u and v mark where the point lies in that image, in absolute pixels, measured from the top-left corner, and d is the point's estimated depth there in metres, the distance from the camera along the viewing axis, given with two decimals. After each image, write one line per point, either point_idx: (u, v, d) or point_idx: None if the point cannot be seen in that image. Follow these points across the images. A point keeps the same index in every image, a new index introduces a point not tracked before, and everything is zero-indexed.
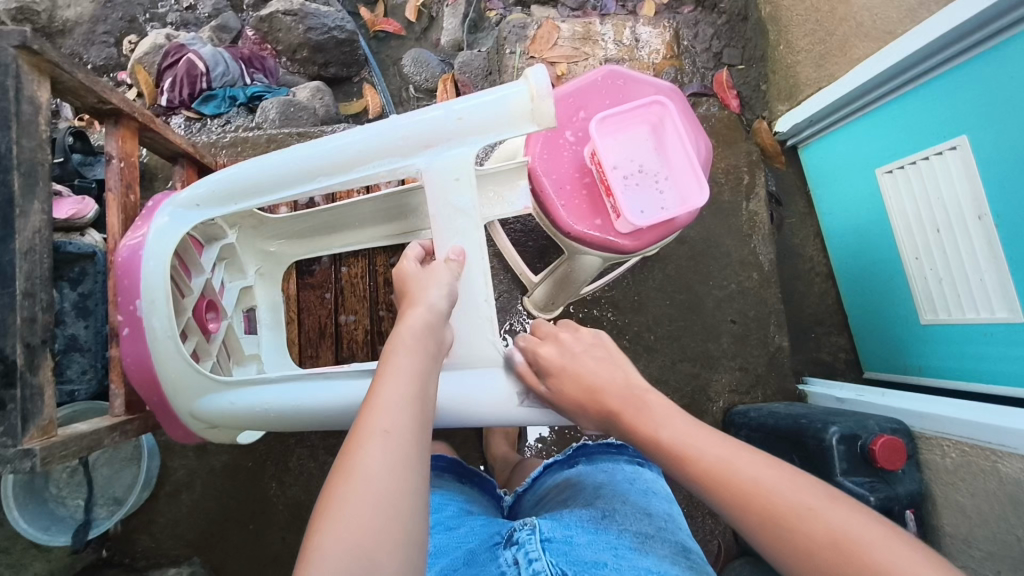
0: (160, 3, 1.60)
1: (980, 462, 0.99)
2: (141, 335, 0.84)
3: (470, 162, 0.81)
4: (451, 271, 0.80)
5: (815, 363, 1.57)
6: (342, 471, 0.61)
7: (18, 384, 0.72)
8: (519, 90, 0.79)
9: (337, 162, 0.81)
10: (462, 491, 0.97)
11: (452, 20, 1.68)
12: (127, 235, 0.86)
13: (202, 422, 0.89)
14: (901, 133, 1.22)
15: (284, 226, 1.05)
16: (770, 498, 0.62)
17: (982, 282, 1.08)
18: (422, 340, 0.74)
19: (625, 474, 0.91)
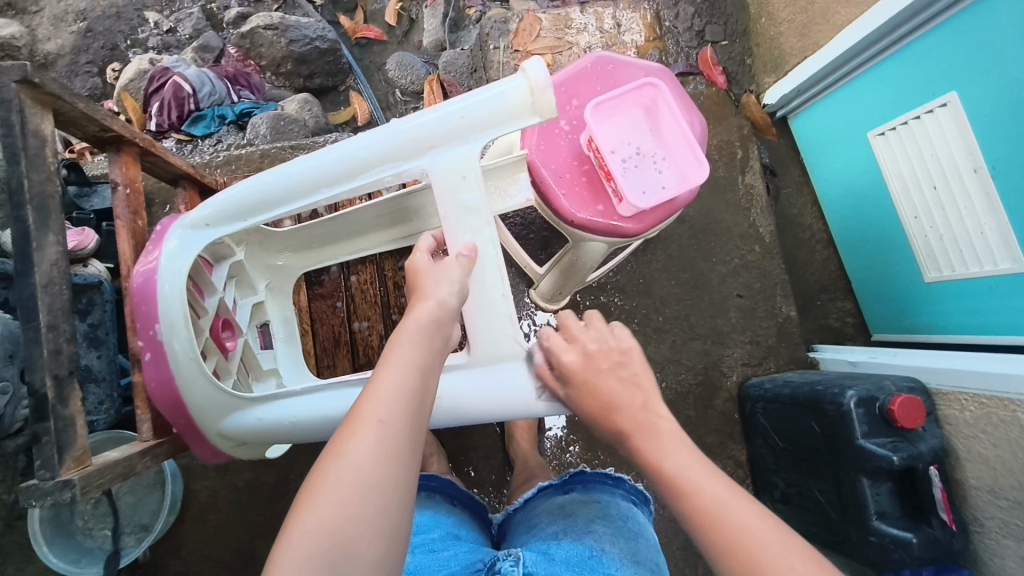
0: (139, 29, 1.60)
1: (1000, 412, 1.00)
2: (163, 359, 0.84)
3: (474, 160, 0.80)
4: (462, 266, 0.79)
5: (824, 330, 1.58)
6: (331, 455, 0.61)
7: (51, 416, 0.72)
8: (518, 84, 0.79)
9: (342, 171, 0.82)
10: (451, 513, 0.95)
11: (433, 20, 1.67)
12: (140, 259, 0.86)
13: (230, 440, 0.89)
14: (891, 95, 1.23)
15: (291, 237, 1.04)
16: (722, 519, 0.63)
17: (982, 236, 1.09)
18: (425, 333, 0.73)
19: (619, 511, 0.88)
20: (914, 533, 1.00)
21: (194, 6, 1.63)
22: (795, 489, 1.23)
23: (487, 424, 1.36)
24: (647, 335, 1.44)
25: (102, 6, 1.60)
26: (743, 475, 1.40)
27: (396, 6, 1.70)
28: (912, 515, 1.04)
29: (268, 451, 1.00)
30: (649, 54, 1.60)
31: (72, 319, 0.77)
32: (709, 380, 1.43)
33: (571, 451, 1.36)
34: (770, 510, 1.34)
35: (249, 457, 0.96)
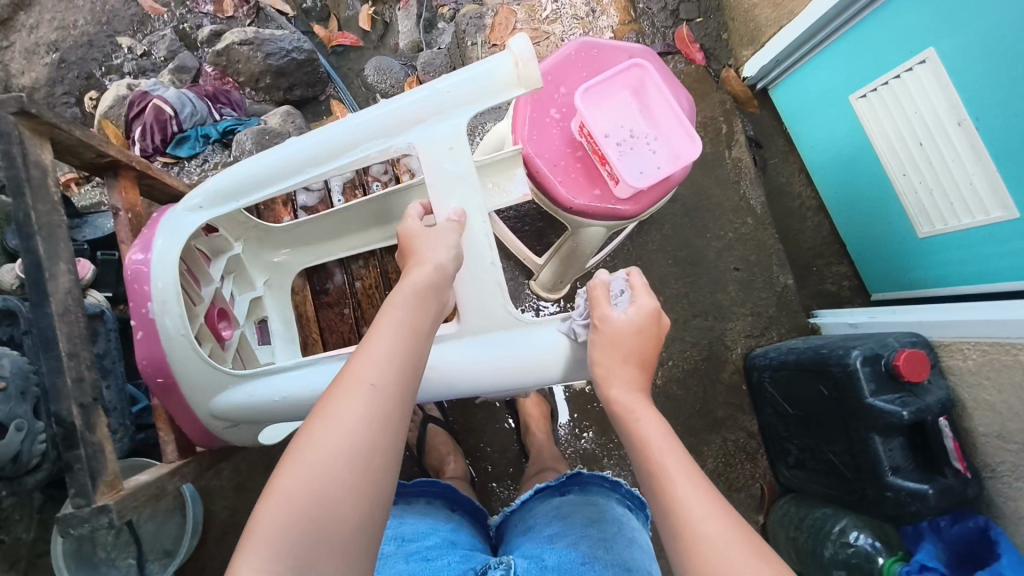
0: (114, 55, 1.59)
1: (1002, 357, 1.02)
2: (156, 337, 0.83)
3: (463, 131, 0.81)
4: (454, 231, 0.80)
5: (822, 295, 1.60)
6: (320, 415, 0.62)
7: (81, 443, 0.72)
8: (502, 62, 0.80)
9: (331, 150, 0.82)
10: (450, 519, 0.94)
11: (407, 23, 1.67)
12: (136, 245, 0.85)
13: (223, 421, 0.88)
14: (869, 57, 1.24)
15: (288, 234, 1.09)
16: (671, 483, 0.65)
17: (972, 186, 1.11)
18: (418, 298, 0.74)
19: (615, 515, 0.87)
20: (929, 484, 1.02)
21: (167, 28, 1.62)
22: (809, 453, 1.25)
23: (499, 419, 1.37)
24: None
25: (73, 36, 1.59)
26: (756, 445, 1.42)
27: (369, 11, 1.70)
28: (925, 467, 1.06)
29: (260, 435, 0.98)
30: (626, 37, 1.63)
31: (90, 345, 0.77)
32: (714, 355, 1.44)
33: (585, 437, 1.38)
34: (785, 477, 1.36)
35: (240, 441, 0.94)
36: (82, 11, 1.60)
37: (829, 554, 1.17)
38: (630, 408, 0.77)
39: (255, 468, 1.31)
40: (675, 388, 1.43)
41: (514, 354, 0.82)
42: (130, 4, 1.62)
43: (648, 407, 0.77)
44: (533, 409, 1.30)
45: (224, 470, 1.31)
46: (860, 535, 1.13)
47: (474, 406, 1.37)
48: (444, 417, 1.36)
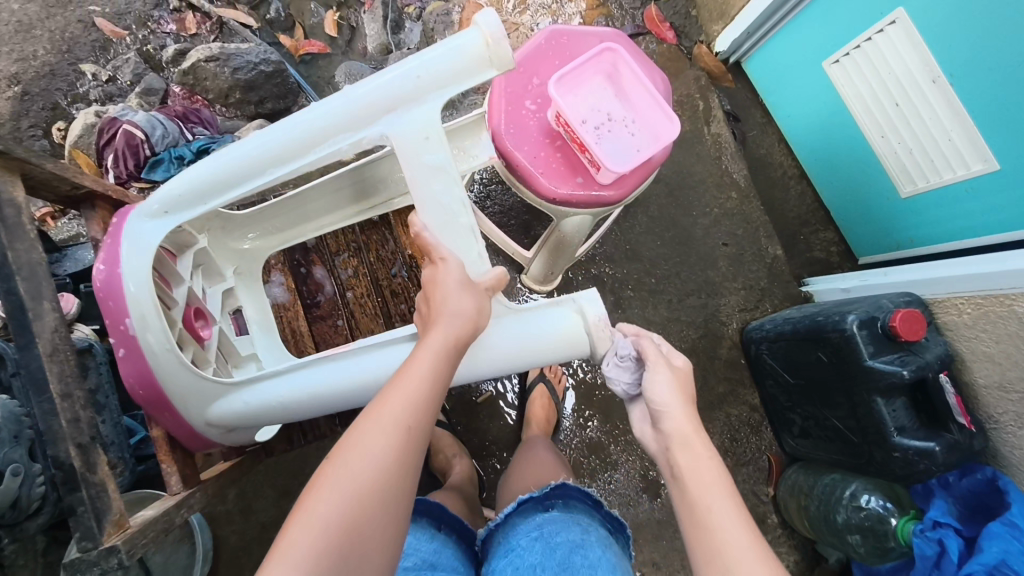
0: (78, 83, 1.56)
1: (996, 309, 1.02)
2: (139, 354, 0.79)
3: (437, 119, 0.77)
4: (473, 295, 0.75)
5: (811, 263, 1.60)
6: (354, 448, 0.61)
7: (82, 485, 0.71)
8: (472, 38, 0.75)
9: (299, 144, 0.78)
10: (435, 538, 0.89)
11: (373, 25, 1.66)
12: (101, 257, 0.80)
13: (219, 428, 0.85)
14: (838, 22, 1.24)
15: (256, 218, 0.99)
16: (728, 546, 0.58)
17: (951, 142, 1.11)
18: (448, 350, 0.71)
19: (598, 535, 0.85)
20: (936, 441, 1.02)
21: (130, 51, 1.59)
22: (813, 421, 1.26)
23: (501, 416, 1.37)
24: (643, 299, 1.44)
25: (34, 67, 1.55)
26: (759, 418, 1.42)
27: (334, 16, 1.69)
28: (930, 424, 1.07)
29: (257, 434, 0.96)
30: (596, 21, 1.63)
31: (83, 384, 0.75)
32: (710, 332, 1.45)
33: (590, 426, 1.38)
34: (791, 446, 1.37)
35: (234, 443, 0.91)
36: (41, 40, 1.57)
37: (841, 519, 1.18)
38: (682, 442, 0.68)
39: (261, 489, 1.30)
40: None
41: (515, 337, 0.80)
42: (90, 30, 1.58)
43: (701, 443, 0.68)
44: (538, 410, 1.29)
45: (229, 494, 1.29)
46: (871, 499, 1.13)
47: (475, 405, 1.37)
48: (447, 419, 1.35)
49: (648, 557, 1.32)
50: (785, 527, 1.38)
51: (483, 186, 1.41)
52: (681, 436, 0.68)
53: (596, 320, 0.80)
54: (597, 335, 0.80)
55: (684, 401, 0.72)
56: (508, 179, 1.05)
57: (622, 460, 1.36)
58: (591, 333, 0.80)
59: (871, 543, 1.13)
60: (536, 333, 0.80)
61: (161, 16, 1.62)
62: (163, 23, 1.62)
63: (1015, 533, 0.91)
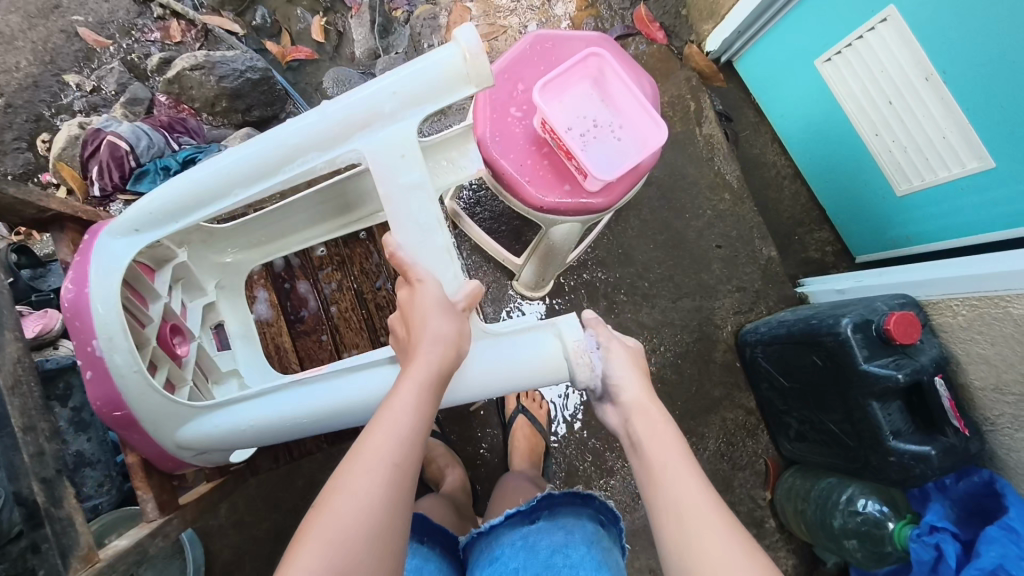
0: (62, 94, 1.54)
1: (991, 311, 1.01)
2: (106, 375, 0.75)
3: (414, 136, 0.76)
4: (453, 317, 0.74)
5: (807, 263, 1.58)
6: (341, 490, 0.60)
7: (47, 522, 0.69)
8: (450, 55, 0.74)
9: (272, 161, 0.76)
10: (419, 557, 0.87)
11: (361, 30, 1.64)
12: (68, 276, 0.77)
13: (191, 451, 0.82)
14: (829, 21, 1.23)
15: (237, 232, 0.98)
16: (679, 493, 0.65)
17: (946, 140, 1.10)
18: (431, 383, 0.70)
19: (585, 535, 0.84)
20: (931, 445, 1.01)
21: (114, 60, 1.57)
22: (809, 425, 1.24)
23: (494, 425, 1.36)
24: (636, 303, 1.42)
25: (17, 79, 1.54)
26: (756, 421, 1.41)
27: (321, 22, 1.68)
28: (926, 429, 1.05)
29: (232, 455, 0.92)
30: (584, 23, 1.62)
31: (48, 415, 0.74)
32: (704, 335, 1.43)
33: (585, 434, 1.36)
34: (789, 450, 1.35)
35: (210, 465, 0.88)
36: (24, 52, 1.55)
37: (838, 524, 1.17)
38: (642, 415, 0.76)
39: (253, 502, 1.29)
40: (670, 373, 1.41)
41: (496, 358, 0.78)
42: (73, 40, 1.57)
43: (657, 413, 0.76)
44: (521, 443, 1.27)
45: (220, 508, 1.28)
46: (868, 503, 1.12)
47: (468, 414, 1.36)
48: (440, 428, 1.34)
49: (646, 563, 1.31)
50: (783, 532, 1.37)
51: (472, 193, 1.40)
52: (639, 407, 0.77)
53: (574, 345, 0.78)
54: (576, 360, 0.78)
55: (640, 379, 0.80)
56: (495, 187, 1.03)
57: (618, 466, 1.35)
58: (571, 360, 0.78)
59: (869, 548, 1.12)
60: (518, 356, 0.78)
61: (145, 25, 1.60)
62: (148, 31, 1.60)
63: (1013, 537, 0.90)
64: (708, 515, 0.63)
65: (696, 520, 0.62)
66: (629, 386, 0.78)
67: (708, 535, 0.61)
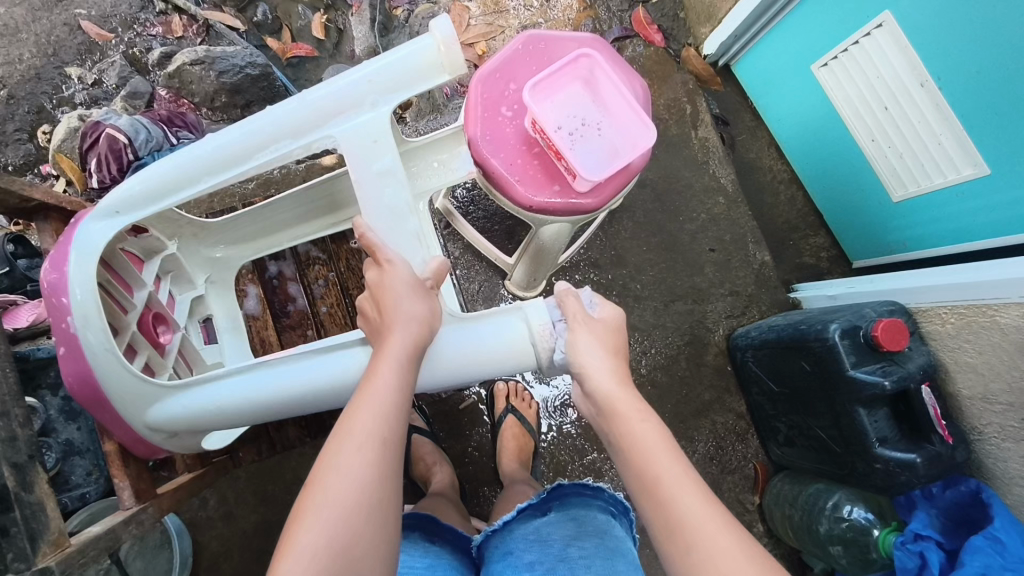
0: (63, 86, 1.56)
1: (978, 319, 1.01)
2: (79, 352, 0.76)
3: (387, 124, 0.77)
4: (421, 296, 0.74)
5: (801, 269, 1.58)
6: (331, 470, 0.60)
7: (16, 506, 0.69)
8: (425, 45, 0.75)
9: (249, 146, 0.77)
10: (430, 552, 0.86)
11: (361, 28, 1.65)
12: (49, 259, 0.77)
13: (164, 433, 0.82)
14: (827, 25, 1.23)
15: (226, 228, 0.99)
16: (670, 492, 0.64)
17: (941, 146, 1.10)
18: (408, 361, 0.70)
19: (597, 525, 0.84)
20: (917, 453, 1.00)
21: (116, 54, 1.59)
22: (797, 430, 1.24)
23: (482, 422, 1.36)
24: (628, 305, 1.42)
25: (19, 70, 1.56)
26: (745, 426, 1.41)
27: (322, 19, 1.68)
28: (912, 436, 1.05)
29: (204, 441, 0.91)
30: (583, 24, 1.62)
31: (22, 402, 0.75)
32: (696, 339, 1.43)
33: (573, 434, 1.37)
34: (777, 455, 1.36)
35: (185, 448, 0.88)
36: (27, 44, 1.57)
37: (823, 530, 1.17)
38: (620, 404, 0.73)
39: (242, 495, 1.30)
40: (661, 376, 1.41)
41: (465, 343, 0.78)
42: (76, 33, 1.58)
43: (635, 402, 0.73)
44: (510, 442, 1.27)
45: (209, 500, 1.29)
46: (854, 509, 1.12)
47: (457, 411, 1.37)
48: (428, 426, 1.34)
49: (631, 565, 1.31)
50: (771, 537, 1.37)
51: (466, 192, 1.40)
52: (615, 397, 0.73)
53: (540, 329, 0.78)
54: (542, 344, 0.78)
55: (611, 360, 0.77)
56: (485, 186, 1.04)
57: (606, 467, 1.36)
58: (537, 343, 0.78)
59: (853, 554, 1.12)
60: (487, 339, 0.78)
61: (147, 19, 1.62)
62: (149, 26, 1.62)
63: (997, 547, 0.89)
64: (702, 517, 0.62)
65: (686, 521, 0.62)
66: (599, 370, 0.75)
67: (702, 536, 0.61)
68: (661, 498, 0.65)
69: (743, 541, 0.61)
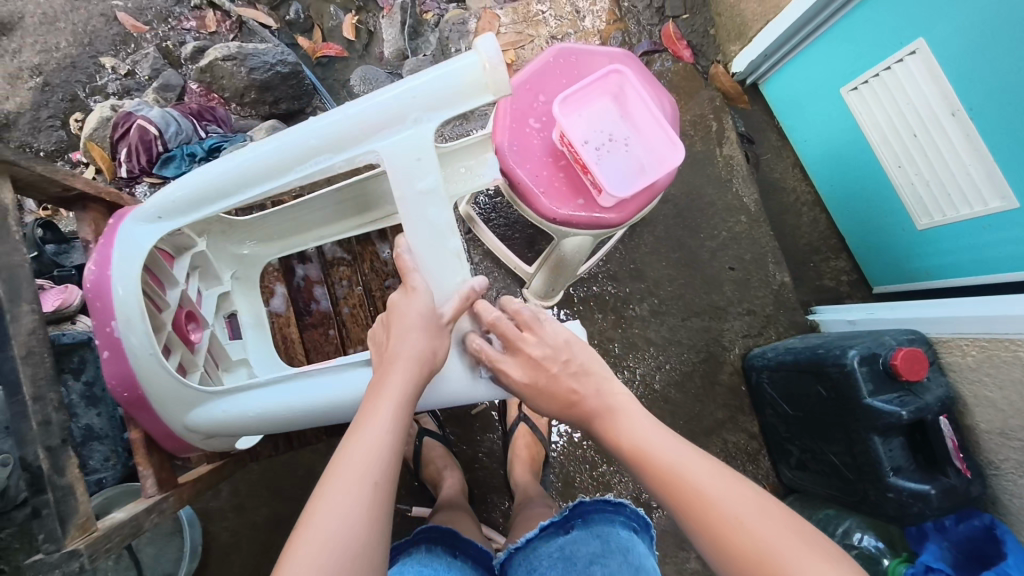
0: (97, 76, 1.58)
1: (1001, 354, 1.00)
2: (122, 355, 0.78)
3: (430, 139, 0.77)
4: (429, 335, 0.75)
5: (821, 291, 1.57)
6: (321, 512, 0.60)
7: (48, 488, 0.71)
8: (470, 62, 0.75)
9: (289, 158, 0.77)
10: (452, 567, 0.86)
11: (391, 30, 1.66)
12: (91, 258, 0.79)
13: (199, 433, 0.85)
14: (859, 49, 1.23)
15: (256, 226, 1.01)
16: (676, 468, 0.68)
17: (968, 176, 1.09)
18: (403, 403, 0.70)
19: (619, 542, 0.82)
20: (931, 485, 1.00)
21: (150, 46, 1.61)
22: (810, 454, 1.23)
23: (494, 428, 1.37)
24: (645, 319, 1.42)
25: (56, 58, 1.58)
26: (758, 446, 1.40)
27: (353, 20, 1.70)
28: (928, 468, 1.04)
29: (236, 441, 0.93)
30: (612, 36, 1.61)
31: (57, 386, 0.76)
32: (712, 356, 1.43)
33: (583, 446, 1.37)
34: (787, 478, 1.35)
35: (214, 448, 0.90)
36: (64, 33, 1.59)
37: None
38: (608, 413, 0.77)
39: (254, 488, 1.31)
40: (674, 392, 1.41)
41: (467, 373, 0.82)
42: (112, 24, 1.61)
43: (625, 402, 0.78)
44: (522, 451, 1.27)
45: (222, 491, 1.30)
46: (865, 537, 1.14)
47: (469, 417, 1.37)
48: (440, 429, 1.35)
49: None
50: None
51: (489, 199, 1.42)
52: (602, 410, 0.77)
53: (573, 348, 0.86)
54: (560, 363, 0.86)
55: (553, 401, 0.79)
56: (509, 196, 1.04)
57: (614, 480, 1.36)
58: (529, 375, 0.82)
59: None
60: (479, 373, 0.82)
61: (181, 13, 1.64)
62: (183, 20, 1.64)
63: None
64: (711, 477, 0.66)
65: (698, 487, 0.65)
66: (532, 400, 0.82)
67: (711, 491, 0.65)
68: (668, 477, 0.68)
69: (743, 487, 0.65)
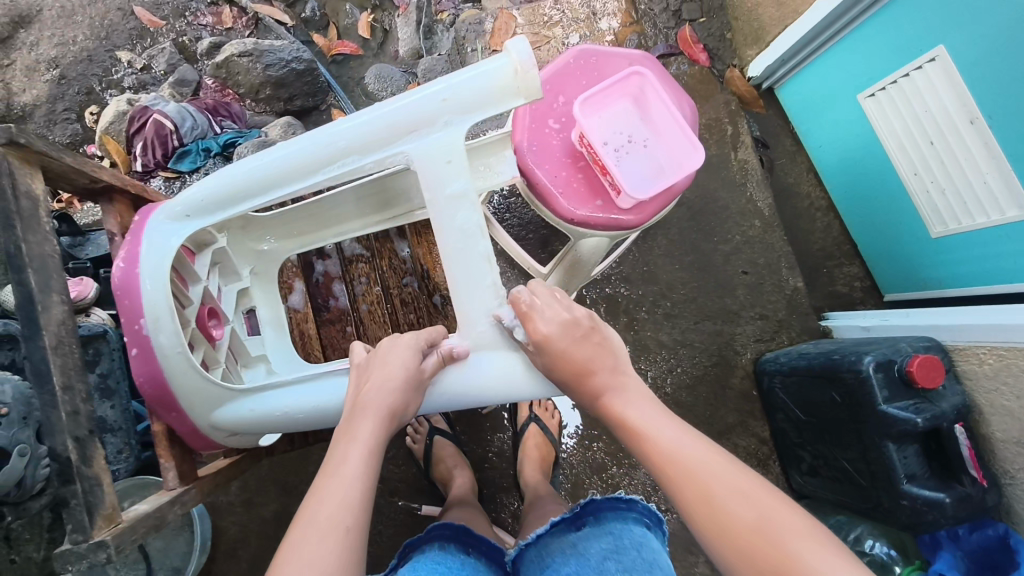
0: (113, 70, 1.59)
1: (1020, 362, 1.00)
2: (150, 354, 0.79)
3: (461, 142, 0.76)
4: (405, 389, 0.75)
5: (833, 297, 1.56)
6: (292, 559, 0.60)
7: (76, 479, 0.71)
8: (502, 65, 0.74)
9: (317, 160, 0.77)
10: (466, 564, 0.86)
11: (406, 29, 1.67)
12: (120, 256, 0.80)
13: (224, 431, 0.85)
14: (877, 56, 1.22)
15: (276, 223, 1.01)
16: (680, 458, 0.66)
17: (985, 186, 1.08)
18: (375, 450, 0.71)
19: (632, 539, 0.81)
20: (945, 493, 0.99)
21: (166, 41, 1.61)
22: (822, 460, 1.22)
23: (503, 428, 1.37)
24: (658, 322, 1.42)
25: (72, 52, 1.59)
26: (768, 451, 1.40)
27: (369, 18, 1.70)
28: (943, 475, 1.04)
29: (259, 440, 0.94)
30: (628, 39, 1.61)
31: (84, 376, 0.76)
32: (724, 360, 1.42)
33: (594, 447, 1.36)
34: (796, 483, 1.34)
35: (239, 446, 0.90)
36: (81, 26, 1.60)
37: None
38: (613, 396, 0.74)
39: (264, 483, 1.31)
40: (685, 396, 1.40)
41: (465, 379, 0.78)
42: (129, 18, 1.62)
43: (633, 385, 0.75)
44: (532, 452, 1.27)
45: (232, 486, 1.31)
46: (876, 545, 1.14)
47: (479, 418, 1.37)
48: (451, 428, 1.35)
49: None
50: None
51: (503, 199, 1.42)
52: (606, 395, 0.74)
53: None
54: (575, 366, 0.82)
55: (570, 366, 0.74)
56: (527, 196, 1.03)
57: (623, 482, 1.36)
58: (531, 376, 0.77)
59: None
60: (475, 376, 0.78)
61: (197, 8, 1.65)
62: (200, 15, 1.65)
63: None
64: (717, 469, 0.65)
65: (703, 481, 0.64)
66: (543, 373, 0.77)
67: (716, 485, 0.63)
68: (673, 466, 0.66)
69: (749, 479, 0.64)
